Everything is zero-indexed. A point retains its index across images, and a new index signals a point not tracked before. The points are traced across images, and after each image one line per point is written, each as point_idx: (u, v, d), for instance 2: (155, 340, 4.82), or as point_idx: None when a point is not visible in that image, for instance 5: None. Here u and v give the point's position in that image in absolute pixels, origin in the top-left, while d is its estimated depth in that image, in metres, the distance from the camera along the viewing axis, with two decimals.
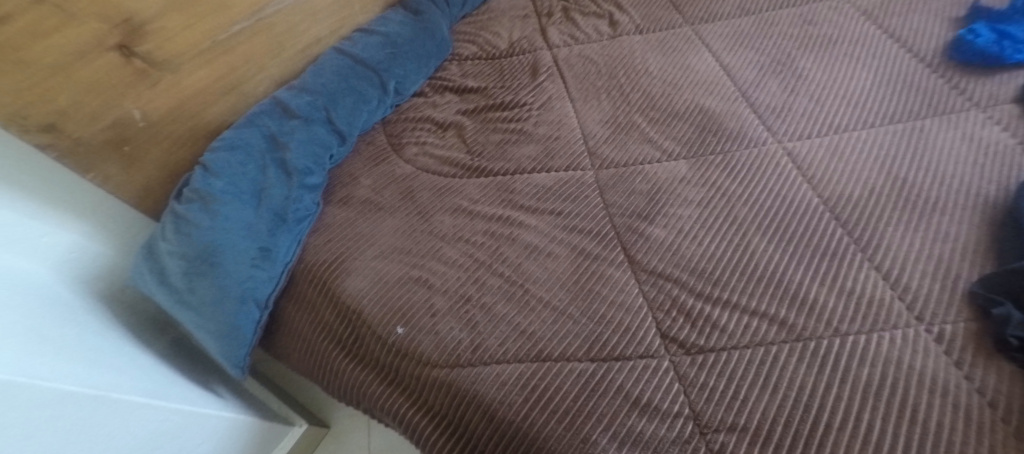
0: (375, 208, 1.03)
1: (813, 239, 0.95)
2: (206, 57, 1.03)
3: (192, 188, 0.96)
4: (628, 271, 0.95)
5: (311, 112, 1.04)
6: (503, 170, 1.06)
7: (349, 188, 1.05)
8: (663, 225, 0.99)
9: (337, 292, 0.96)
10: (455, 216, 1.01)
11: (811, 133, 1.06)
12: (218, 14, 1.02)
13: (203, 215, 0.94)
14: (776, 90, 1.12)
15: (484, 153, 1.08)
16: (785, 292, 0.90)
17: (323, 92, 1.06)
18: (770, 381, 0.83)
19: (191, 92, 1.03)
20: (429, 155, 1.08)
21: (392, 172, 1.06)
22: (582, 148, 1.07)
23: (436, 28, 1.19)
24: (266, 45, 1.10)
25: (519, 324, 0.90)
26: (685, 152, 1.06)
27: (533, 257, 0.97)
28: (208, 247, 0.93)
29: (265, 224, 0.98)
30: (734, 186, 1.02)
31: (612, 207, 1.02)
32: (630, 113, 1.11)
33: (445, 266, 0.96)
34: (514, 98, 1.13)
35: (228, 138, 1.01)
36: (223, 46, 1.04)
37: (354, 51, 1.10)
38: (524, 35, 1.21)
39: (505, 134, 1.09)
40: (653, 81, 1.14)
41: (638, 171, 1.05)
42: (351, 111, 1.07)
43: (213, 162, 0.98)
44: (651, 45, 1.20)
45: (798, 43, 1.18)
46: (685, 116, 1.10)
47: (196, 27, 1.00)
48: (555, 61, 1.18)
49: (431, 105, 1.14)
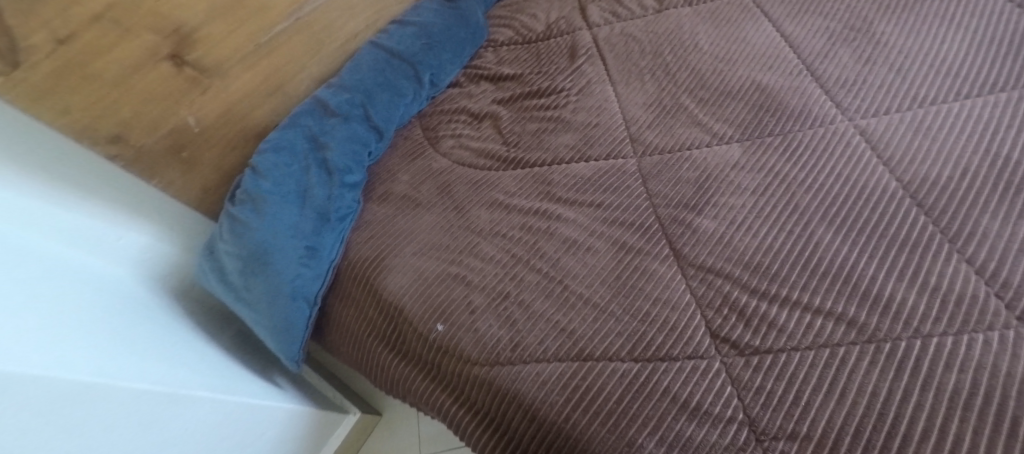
0: (413, 204, 1.02)
1: (889, 229, 0.84)
2: (252, 59, 1.06)
3: (242, 191, 1.01)
4: (674, 266, 0.89)
5: (349, 109, 1.05)
6: (539, 161, 1.02)
7: (387, 184, 1.05)
8: (713, 215, 0.92)
9: (379, 290, 0.96)
10: (492, 210, 0.99)
11: (889, 108, 0.94)
12: (258, 18, 1.04)
13: (252, 217, 0.99)
14: (847, 60, 0.99)
15: (520, 143, 1.04)
16: (853, 289, 0.81)
17: (360, 88, 1.06)
18: (835, 386, 0.75)
19: (240, 95, 1.07)
20: (464, 147, 1.06)
21: (428, 166, 1.05)
22: (624, 135, 1.01)
23: (472, 13, 1.15)
24: (304, 46, 1.13)
25: (559, 322, 0.87)
26: (738, 133, 0.98)
27: (572, 253, 0.93)
28: (258, 248, 0.98)
29: (309, 223, 1.00)
30: (794, 171, 0.92)
31: (657, 197, 0.95)
32: (676, 94, 1.02)
33: (483, 263, 0.94)
34: (551, 83, 1.07)
35: (273, 140, 1.04)
36: (267, 48, 1.07)
37: (389, 44, 1.10)
38: (562, 14, 1.12)
39: (541, 123, 1.05)
40: (704, 58, 1.04)
41: (686, 157, 0.98)
42: (388, 106, 1.07)
43: (260, 165, 1.02)
44: (701, 17, 1.08)
45: (876, 5, 1.04)
46: (740, 95, 1.00)
47: (240, 31, 1.03)
48: (595, 42, 1.10)
49: (467, 95, 1.11)
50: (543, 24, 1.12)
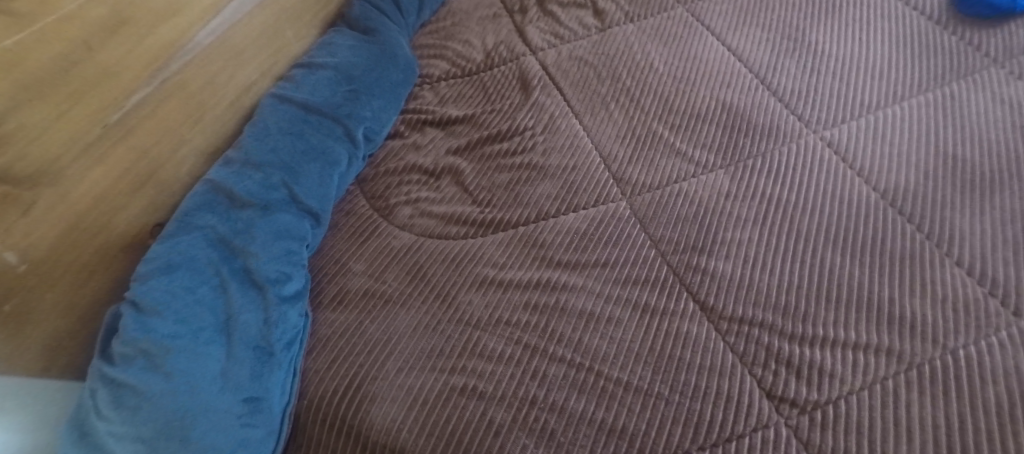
0: (381, 300, 0.87)
1: (886, 244, 0.85)
2: (100, 146, 0.83)
3: (127, 340, 0.74)
4: (705, 322, 0.81)
5: (267, 197, 0.90)
6: (524, 218, 0.92)
7: (341, 279, 0.91)
8: (725, 255, 0.86)
9: (362, 428, 0.76)
10: (482, 290, 0.86)
11: (844, 118, 0.97)
12: (97, 93, 0.83)
13: (152, 378, 0.72)
14: (795, 72, 1.02)
15: (493, 200, 0.94)
16: (878, 314, 0.79)
17: (278, 164, 0.93)
18: (899, 426, 0.70)
19: (91, 198, 0.83)
20: (426, 214, 0.95)
21: (387, 245, 0.92)
22: (606, 176, 0.94)
23: (393, 47, 1.10)
24: (167, 120, 0.92)
25: (604, 421, 0.74)
26: (719, 160, 0.95)
27: (592, 329, 0.81)
28: (175, 417, 0.71)
29: (244, 365, 0.78)
30: (784, 193, 0.91)
31: (661, 243, 0.88)
32: (647, 122, 0.98)
33: (491, 364, 0.79)
34: (511, 123, 1.01)
35: (162, 256, 0.82)
36: (118, 129, 0.86)
37: (302, 96, 0.99)
38: (500, 39, 1.12)
39: (513, 172, 0.96)
40: (663, 79, 1.02)
41: (677, 191, 0.92)
42: (316, 180, 0.95)
43: (147, 297, 0.78)
44: (647, 34, 1.08)
45: (803, 15, 1.11)
46: (710, 118, 0.98)
47: (75, 112, 0.80)
48: (545, 68, 1.06)
49: (412, 147, 1.03)
50: (481, 53, 1.11)
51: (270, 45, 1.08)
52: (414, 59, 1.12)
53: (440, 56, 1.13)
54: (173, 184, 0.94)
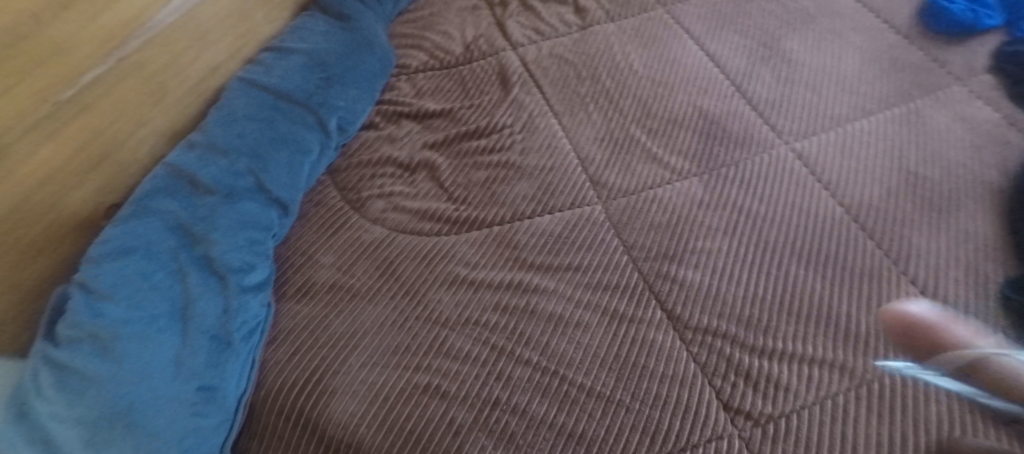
0: (349, 294, 0.86)
1: (849, 258, 0.87)
2: (50, 125, 0.79)
3: (76, 322, 0.74)
4: (671, 331, 0.82)
5: (230, 184, 0.89)
6: (498, 218, 0.91)
7: (309, 271, 0.89)
8: (695, 265, 0.87)
9: (320, 423, 0.75)
10: (453, 289, 0.85)
11: (815, 130, 0.99)
12: (47, 68, 0.78)
13: (99, 364, 0.72)
14: (770, 80, 1.03)
15: (469, 198, 0.93)
16: (840, 329, 0.81)
17: (241, 151, 0.91)
18: (845, 441, 0.72)
19: (39, 179, 0.79)
20: (399, 208, 0.93)
21: (358, 239, 0.90)
22: (583, 178, 0.94)
23: (370, 34, 1.06)
24: (124, 99, 0.88)
25: (565, 426, 0.74)
26: (693, 167, 0.96)
27: (561, 333, 0.81)
28: (122, 402, 0.71)
29: (199, 353, 0.77)
30: (755, 204, 0.92)
31: (632, 248, 0.88)
32: (625, 125, 0.98)
33: (456, 363, 0.79)
34: (489, 120, 0.99)
35: (116, 240, 0.81)
36: (70, 106, 0.81)
37: (271, 82, 0.97)
38: (479, 32, 1.10)
39: (490, 170, 0.95)
40: (642, 82, 1.02)
41: (652, 197, 0.93)
42: (283, 168, 0.92)
43: (100, 282, 0.77)
44: (627, 35, 1.08)
45: (780, 22, 1.12)
46: (687, 125, 0.99)
47: (22, 89, 0.75)
48: (524, 65, 1.05)
49: (387, 139, 1.00)
50: (460, 45, 1.08)
51: (241, 24, 1.03)
52: (390, 49, 1.09)
53: (418, 46, 1.09)
54: (130, 166, 0.91)
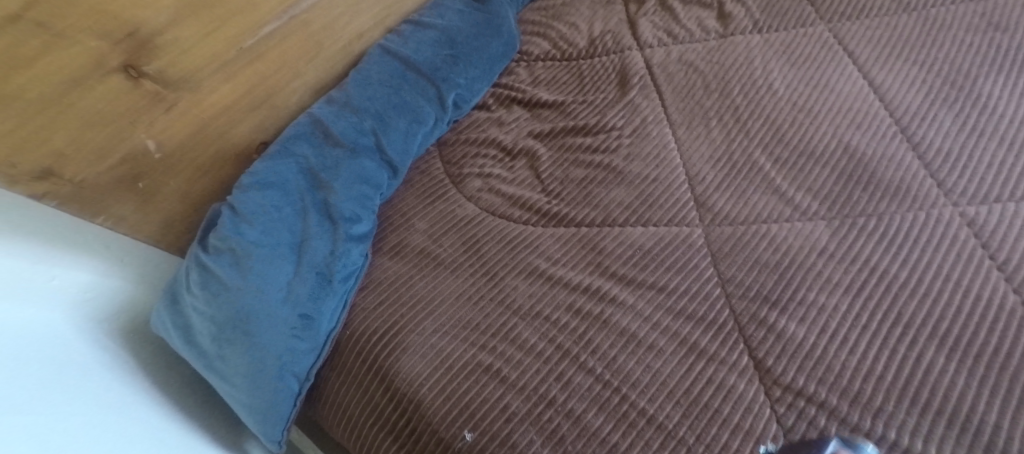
0: (432, 263, 0.78)
1: (1011, 358, 0.64)
2: (231, 67, 0.83)
3: (222, 237, 0.75)
4: (756, 382, 0.67)
5: (358, 138, 0.84)
6: (589, 220, 0.80)
7: (403, 234, 0.82)
8: (800, 317, 0.71)
9: (389, 373, 0.72)
10: (530, 280, 0.75)
11: (1001, 195, 0.74)
12: (245, 16, 0.81)
13: (231, 272, 0.74)
14: (949, 125, 0.81)
15: (563, 194, 0.82)
16: (976, 440, 0.60)
17: (372, 111, 0.86)
18: None
19: (211, 112, 0.83)
20: (494, 191, 0.83)
21: (451, 213, 0.82)
22: (687, 196, 0.81)
23: (503, 18, 0.97)
24: (298, 51, 0.90)
25: (617, 446, 0.64)
26: (824, 209, 0.78)
27: (630, 351, 0.69)
28: (241, 315, 0.73)
29: (306, 285, 0.75)
30: (893, 266, 0.73)
31: (728, 284, 0.74)
32: (748, 149, 0.83)
33: (521, 354, 0.70)
34: (600, 118, 0.87)
35: (258, 174, 0.80)
36: (255, 50, 0.84)
37: (405, 52, 0.90)
38: (609, 28, 0.97)
39: (589, 170, 0.84)
40: (780, 106, 0.86)
41: (763, 233, 0.77)
42: (405, 133, 0.86)
43: (242, 204, 0.77)
44: (773, 50, 0.91)
45: (980, 57, 0.86)
46: (827, 162, 0.81)
47: (220, 33, 0.80)
48: (648, 68, 0.91)
49: (496, 122, 0.88)
50: (586, 38, 0.96)
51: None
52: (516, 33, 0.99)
53: (542, 33, 0.98)
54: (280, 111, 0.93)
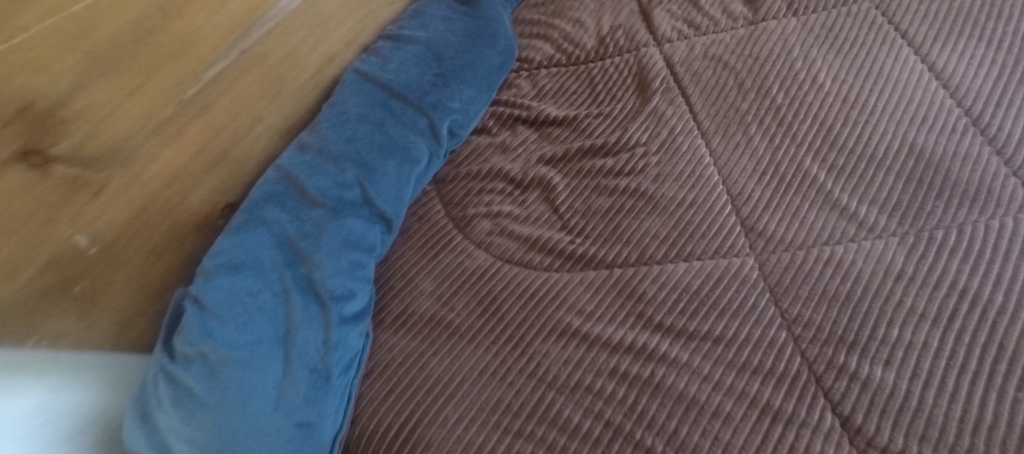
0: (447, 332, 0.62)
1: None
2: (175, 124, 0.59)
3: (185, 340, 0.54)
4: (848, 450, 0.53)
5: (341, 191, 0.64)
6: (620, 259, 0.66)
7: (407, 299, 0.65)
8: (885, 360, 0.58)
9: None
10: (562, 343, 0.61)
11: None
12: (185, 56, 0.59)
13: (206, 386, 0.52)
14: None
15: (589, 230, 0.68)
16: None
17: (353, 155, 0.66)
18: None
19: (154, 187, 0.59)
20: (507, 235, 0.69)
21: (458, 265, 0.67)
22: (731, 220, 0.68)
23: (495, 24, 0.81)
24: (262, 86, 0.66)
25: None
26: (894, 223, 0.66)
27: (693, 419, 0.56)
28: (223, 441, 0.51)
29: (300, 388, 0.54)
30: (987, 287, 0.60)
31: (796, 326, 0.61)
32: (795, 156, 0.71)
33: (564, 438, 0.56)
34: (621, 134, 0.74)
35: (220, 254, 0.58)
36: (204, 97, 0.61)
37: (384, 76, 0.73)
38: (618, 23, 0.84)
39: (615, 198, 0.70)
40: (829, 103, 0.74)
41: (827, 258, 0.64)
42: (396, 179, 0.67)
43: (208, 295, 0.55)
44: (813, 35, 0.79)
45: None
46: (890, 166, 0.69)
47: (155, 84, 0.57)
48: (670, 68, 0.78)
49: (500, 148, 0.75)
50: (594, 37, 0.83)
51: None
52: (514, 39, 0.83)
53: (544, 35, 0.85)
54: (246, 163, 0.67)
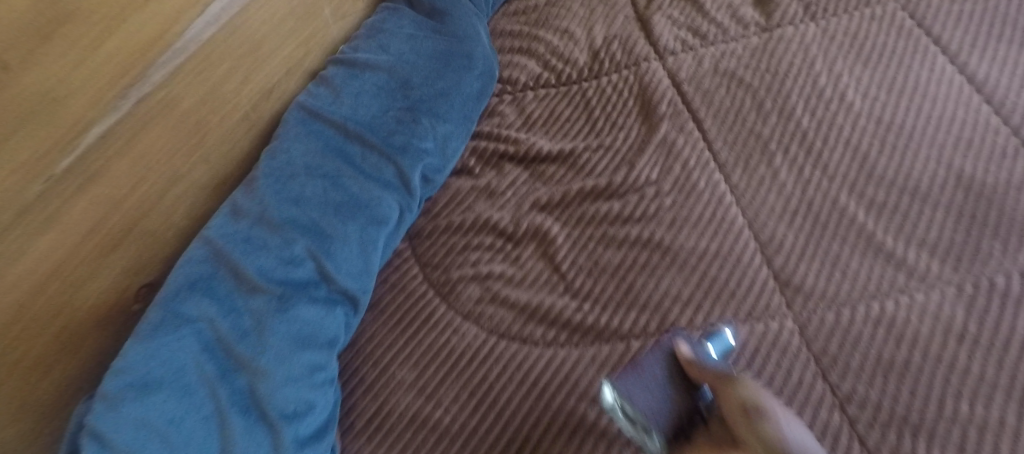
0: (434, 436, 0.51)
1: None
2: (47, 205, 0.45)
3: None
4: None
5: (288, 271, 0.52)
6: (638, 329, 0.54)
7: (383, 394, 0.53)
8: (957, 447, 0.44)
9: None
10: (576, 443, 0.49)
11: None
12: (52, 115, 0.44)
13: None
14: None
15: (601, 295, 0.56)
16: None
17: (301, 223, 0.54)
18: None
19: (28, 289, 0.45)
20: (499, 302, 0.57)
21: (443, 345, 0.55)
22: (763, 273, 0.54)
23: (471, 41, 0.69)
24: (176, 138, 0.53)
25: None
26: (950, 270, 0.52)
27: None
28: None
29: None
30: None
31: (849, 405, 0.47)
32: (827, 189, 0.58)
33: None
34: (628, 173, 0.62)
35: (130, 366, 0.46)
36: (88, 164, 0.47)
37: (338, 114, 0.61)
38: (613, 33, 0.73)
39: (628, 251, 0.58)
40: (862, 125, 0.61)
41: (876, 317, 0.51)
42: (358, 247, 0.55)
43: (116, 429, 0.43)
44: (837, 42, 0.67)
45: None
46: (938, 202, 0.55)
47: (8, 157, 0.42)
48: (675, 85, 0.68)
49: (486, 193, 0.64)
50: (586, 51, 0.72)
51: (309, 19, 0.65)
52: (493, 57, 0.71)
53: (527, 49, 0.74)
54: (162, 232, 0.54)
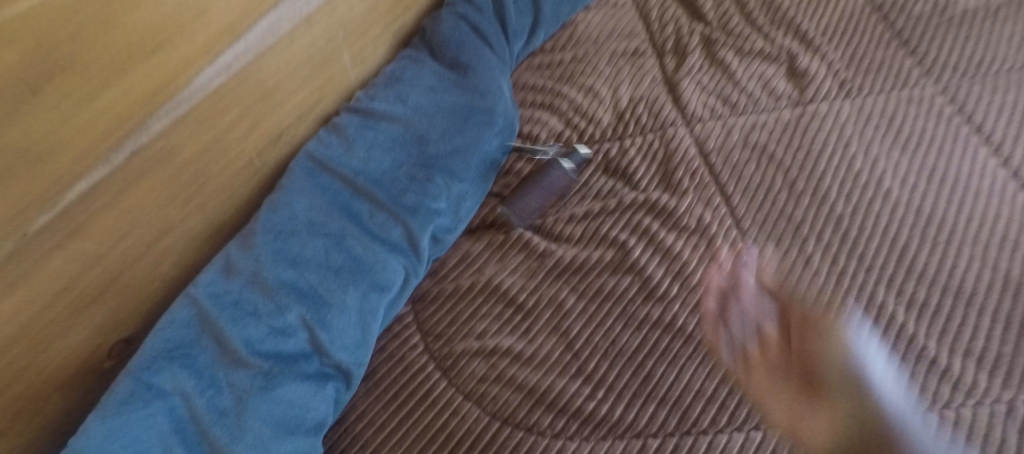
0: None
1: None
2: (20, 264, 0.40)
3: None
4: None
5: (277, 341, 0.47)
6: (660, 423, 0.48)
7: None
8: None
9: None
10: None
11: None
12: (32, 172, 0.39)
13: None
14: None
15: (618, 381, 0.50)
16: None
17: (296, 288, 0.50)
18: None
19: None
20: (506, 382, 0.51)
21: (441, 429, 0.49)
22: None
23: (492, 97, 0.65)
24: (174, 187, 0.48)
25: None
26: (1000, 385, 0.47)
27: None
28: None
29: None
30: None
31: None
32: (865, 282, 0.54)
33: None
34: (654, 246, 0.57)
35: (88, 447, 0.40)
36: (70, 220, 0.42)
37: (346, 167, 0.57)
38: (640, 93, 0.70)
39: (651, 332, 0.52)
40: (900, 216, 0.57)
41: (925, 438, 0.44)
42: (354, 317, 0.50)
43: None
44: (872, 124, 0.65)
45: None
46: (984, 306, 0.51)
47: None
48: (704, 155, 0.64)
49: (499, 258, 0.58)
50: (610, 111, 0.69)
51: (326, 65, 0.61)
52: (514, 112, 0.67)
53: (550, 105, 0.70)
54: (147, 285, 0.49)
